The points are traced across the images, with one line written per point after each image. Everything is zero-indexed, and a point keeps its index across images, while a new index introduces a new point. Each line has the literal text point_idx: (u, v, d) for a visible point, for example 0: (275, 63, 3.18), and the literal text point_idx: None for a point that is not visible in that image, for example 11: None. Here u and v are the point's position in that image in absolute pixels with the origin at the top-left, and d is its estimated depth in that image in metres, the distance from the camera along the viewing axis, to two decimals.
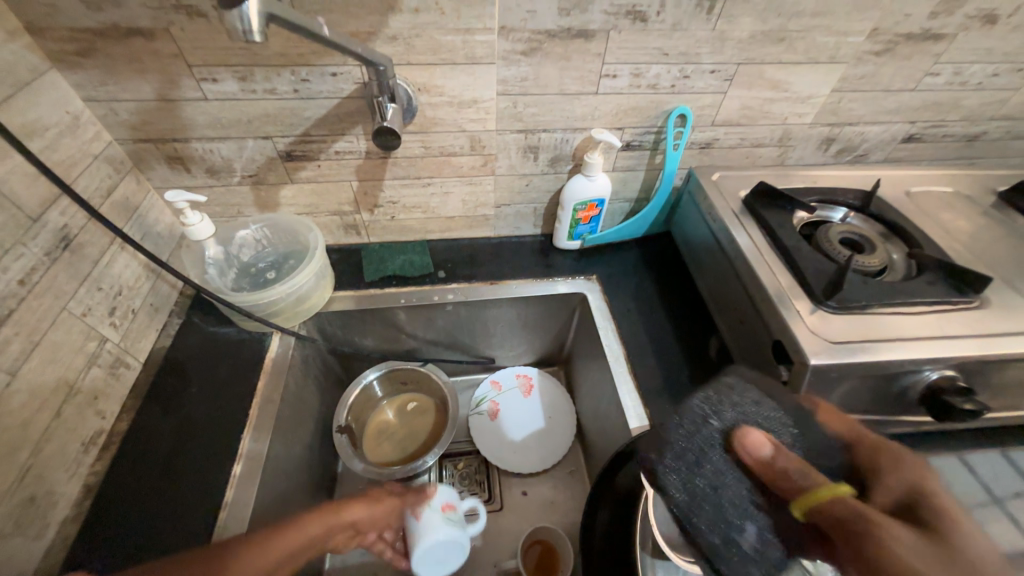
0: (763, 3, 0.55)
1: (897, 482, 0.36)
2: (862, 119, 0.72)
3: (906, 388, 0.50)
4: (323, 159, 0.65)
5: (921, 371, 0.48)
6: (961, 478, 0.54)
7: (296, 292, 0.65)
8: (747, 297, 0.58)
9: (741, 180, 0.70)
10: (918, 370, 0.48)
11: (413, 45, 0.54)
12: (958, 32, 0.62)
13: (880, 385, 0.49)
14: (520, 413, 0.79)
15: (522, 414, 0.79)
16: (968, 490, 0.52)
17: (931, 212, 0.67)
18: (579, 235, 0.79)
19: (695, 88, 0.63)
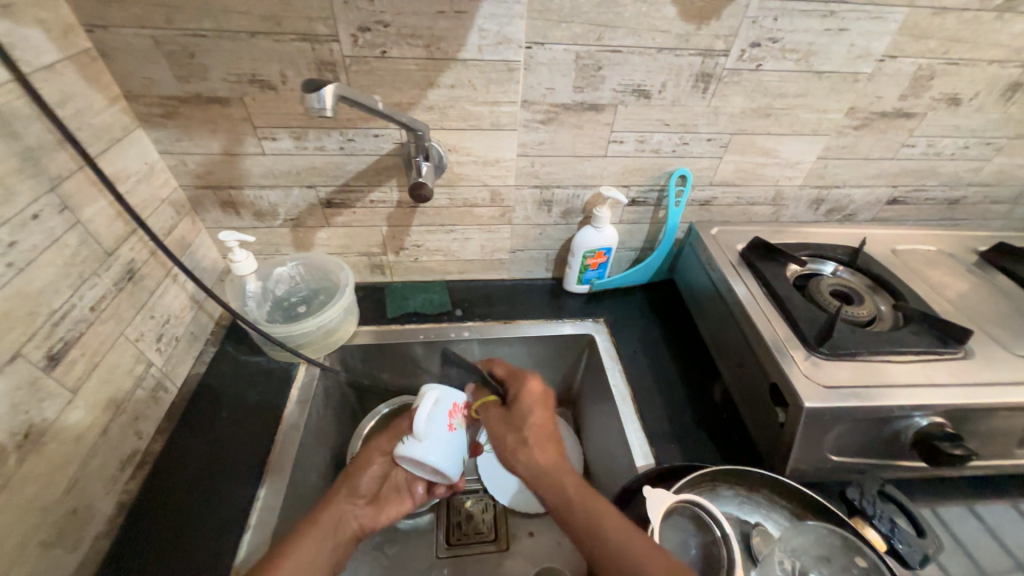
0: (752, 86, 0.63)
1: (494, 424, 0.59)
2: (848, 183, 0.79)
3: (899, 433, 0.53)
4: (358, 207, 0.72)
5: (911, 416, 0.51)
6: (958, 527, 0.55)
7: (325, 325, 0.70)
8: (746, 342, 0.62)
9: (738, 235, 0.76)
10: (908, 416, 0.51)
11: (447, 113, 0.62)
12: (927, 111, 0.70)
13: (874, 429, 0.52)
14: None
15: None
16: (966, 539, 0.54)
17: (916, 268, 0.72)
18: (587, 280, 0.84)
19: (694, 153, 0.71)
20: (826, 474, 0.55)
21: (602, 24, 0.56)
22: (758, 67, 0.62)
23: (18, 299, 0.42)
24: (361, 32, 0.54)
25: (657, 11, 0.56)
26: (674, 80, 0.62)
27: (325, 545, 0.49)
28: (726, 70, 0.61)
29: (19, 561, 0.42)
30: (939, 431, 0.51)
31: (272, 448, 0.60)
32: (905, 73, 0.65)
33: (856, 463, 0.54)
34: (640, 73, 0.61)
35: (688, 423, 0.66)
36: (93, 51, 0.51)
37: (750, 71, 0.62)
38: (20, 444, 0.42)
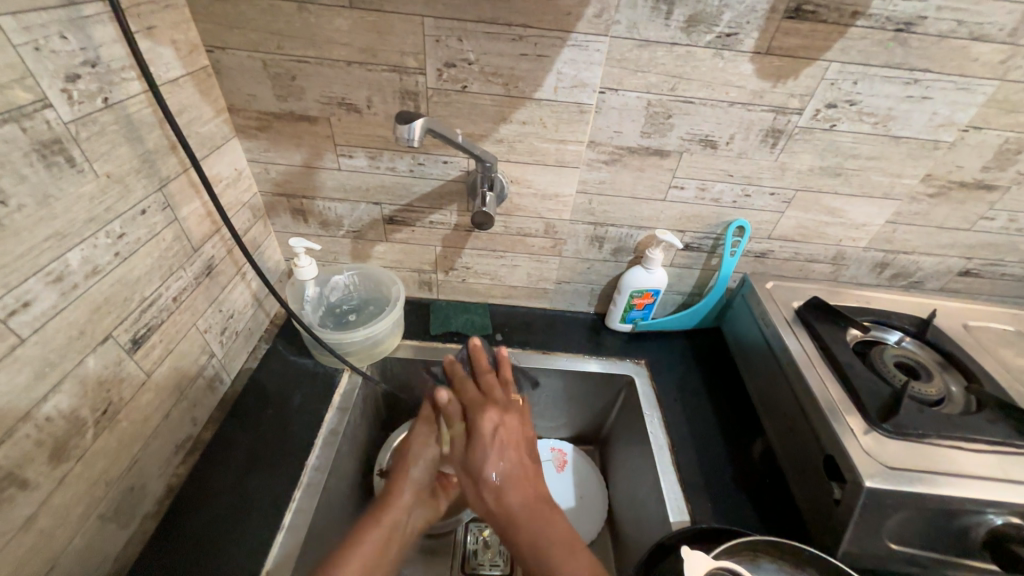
0: (823, 145, 0.63)
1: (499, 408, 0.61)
2: (917, 250, 0.75)
3: (967, 528, 0.49)
4: (418, 226, 0.75)
5: (984, 513, 0.47)
6: None
7: (373, 336, 0.72)
8: (799, 406, 0.59)
9: (794, 291, 0.74)
10: (981, 511, 0.47)
11: (515, 147, 0.65)
12: (1010, 185, 0.67)
13: (940, 520, 0.48)
14: (552, 487, 0.78)
15: (554, 489, 0.78)
16: None
17: (990, 347, 0.68)
18: (630, 319, 0.83)
19: (755, 206, 0.70)
20: (880, 562, 0.51)
21: (677, 76, 0.58)
22: (831, 128, 0.61)
23: (118, 286, 0.47)
24: (446, 67, 0.57)
25: (734, 67, 0.57)
26: (743, 133, 0.62)
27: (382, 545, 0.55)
28: (798, 128, 0.61)
29: (79, 531, 0.45)
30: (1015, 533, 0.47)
31: (310, 452, 0.62)
32: (989, 144, 0.62)
33: (917, 554, 0.50)
34: (710, 123, 0.62)
35: (727, 482, 0.63)
36: (208, 69, 0.57)
37: (823, 130, 0.61)
38: (100, 419, 0.45)
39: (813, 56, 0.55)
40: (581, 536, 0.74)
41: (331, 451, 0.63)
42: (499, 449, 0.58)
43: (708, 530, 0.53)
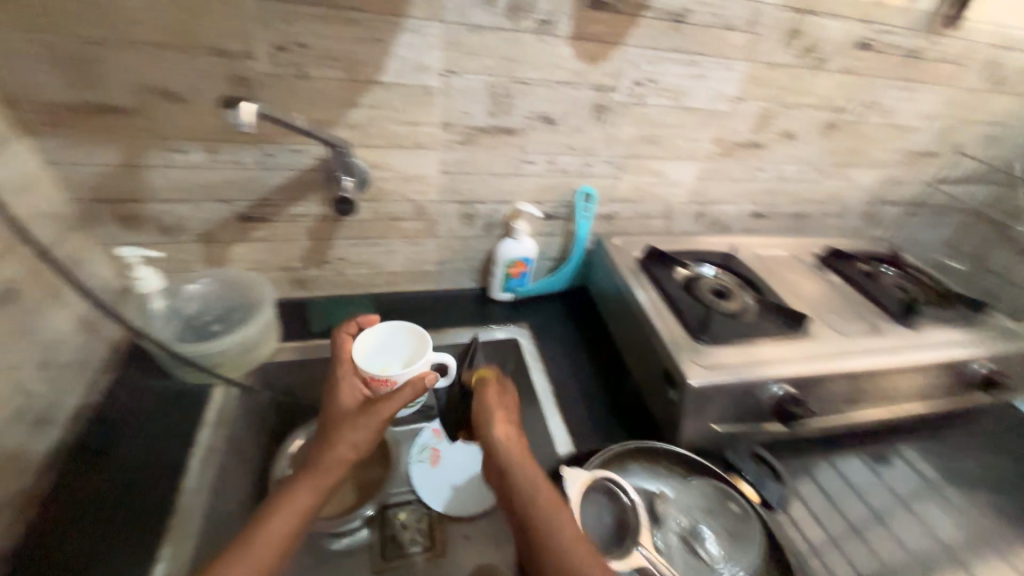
0: (638, 118, 0.75)
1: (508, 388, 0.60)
2: (721, 200, 0.94)
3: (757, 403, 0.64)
4: (278, 221, 0.71)
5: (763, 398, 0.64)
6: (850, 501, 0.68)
7: (245, 341, 0.68)
8: (644, 336, 0.72)
9: (636, 244, 0.87)
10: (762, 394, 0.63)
11: (369, 132, 0.65)
12: (771, 143, 0.87)
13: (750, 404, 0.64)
14: (462, 457, 0.82)
15: (463, 458, 0.82)
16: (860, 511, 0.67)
17: (772, 269, 0.89)
18: (510, 288, 0.90)
19: (596, 174, 0.81)
20: (710, 442, 0.65)
21: (509, 59, 0.64)
22: (641, 102, 0.73)
23: None
24: (278, 51, 0.56)
25: (556, 51, 0.65)
26: (575, 109, 0.71)
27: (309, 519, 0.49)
28: (617, 103, 0.72)
29: None
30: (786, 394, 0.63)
31: (181, 485, 0.57)
32: (752, 112, 0.80)
33: (734, 429, 0.65)
34: (545, 102, 0.69)
35: (602, 411, 0.74)
36: None
37: (636, 104, 0.73)
38: None
39: (616, 41, 0.66)
40: (493, 490, 0.80)
41: (209, 480, 0.59)
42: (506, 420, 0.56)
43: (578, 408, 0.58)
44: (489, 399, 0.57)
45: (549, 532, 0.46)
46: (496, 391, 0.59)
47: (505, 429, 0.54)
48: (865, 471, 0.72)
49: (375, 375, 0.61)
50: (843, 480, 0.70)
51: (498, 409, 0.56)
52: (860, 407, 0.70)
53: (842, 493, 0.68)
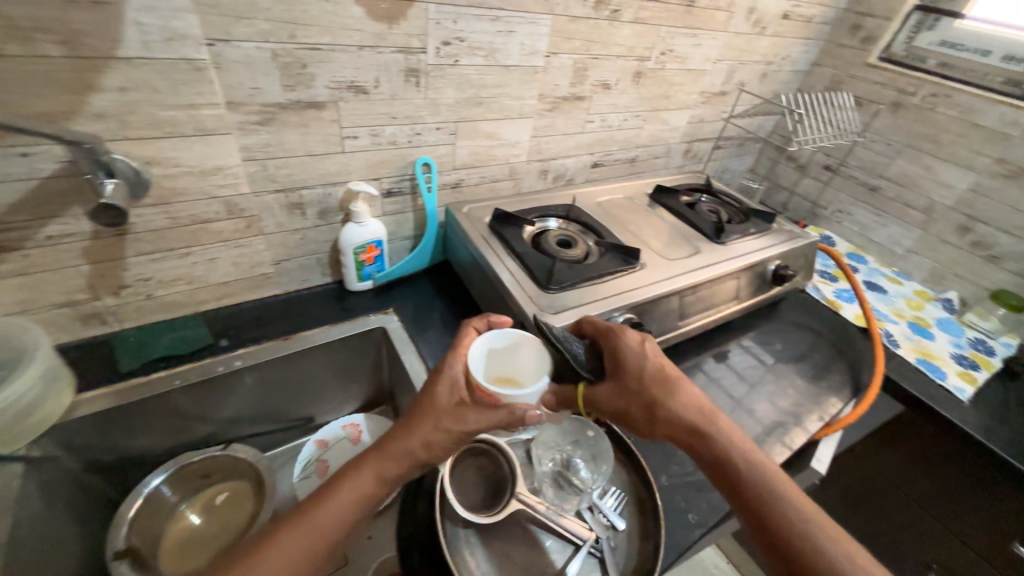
0: (457, 79, 0.73)
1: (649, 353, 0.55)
2: (560, 155, 0.99)
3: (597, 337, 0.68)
4: (30, 248, 0.56)
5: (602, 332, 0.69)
6: (708, 395, 0.80)
7: (15, 403, 0.54)
8: (500, 296, 0.73)
9: (486, 209, 0.88)
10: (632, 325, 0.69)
11: (128, 121, 0.54)
12: (591, 95, 0.92)
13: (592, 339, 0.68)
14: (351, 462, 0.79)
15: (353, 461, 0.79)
16: (715, 402, 0.78)
17: (612, 213, 0.97)
18: (368, 275, 0.85)
19: (429, 142, 0.78)
20: None
21: (291, 22, 0.57)
22: (455, 63, 0.71)
23: None
24: None
25: (345, 11, 0.59)
26: (385, 75, 0.67)
27: (323, 536, 0.45)
28: (430, 65, 0.69)
29: None
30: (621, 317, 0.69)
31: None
32: (567, 65, 0.84)
33: None
34: (349, 69, 0.64)
35: None
36: None
37: (450, 65, 0.71)
38: None
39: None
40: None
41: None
42: (676, 386, 0.52)
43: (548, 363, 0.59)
44: (605, 393, 0.51)
45: (740, 464, 0.47)
46: (654, 349, 0.55)
47: (694, 390, 0.53)
48: (715, 366, 0.85)
49: (478, 385, 0.48)
50: (702, 377, 0.83)
51: (612, 392, 0.51)
52: (693, 318, 0.81)
53: (702, 390, 0.80)
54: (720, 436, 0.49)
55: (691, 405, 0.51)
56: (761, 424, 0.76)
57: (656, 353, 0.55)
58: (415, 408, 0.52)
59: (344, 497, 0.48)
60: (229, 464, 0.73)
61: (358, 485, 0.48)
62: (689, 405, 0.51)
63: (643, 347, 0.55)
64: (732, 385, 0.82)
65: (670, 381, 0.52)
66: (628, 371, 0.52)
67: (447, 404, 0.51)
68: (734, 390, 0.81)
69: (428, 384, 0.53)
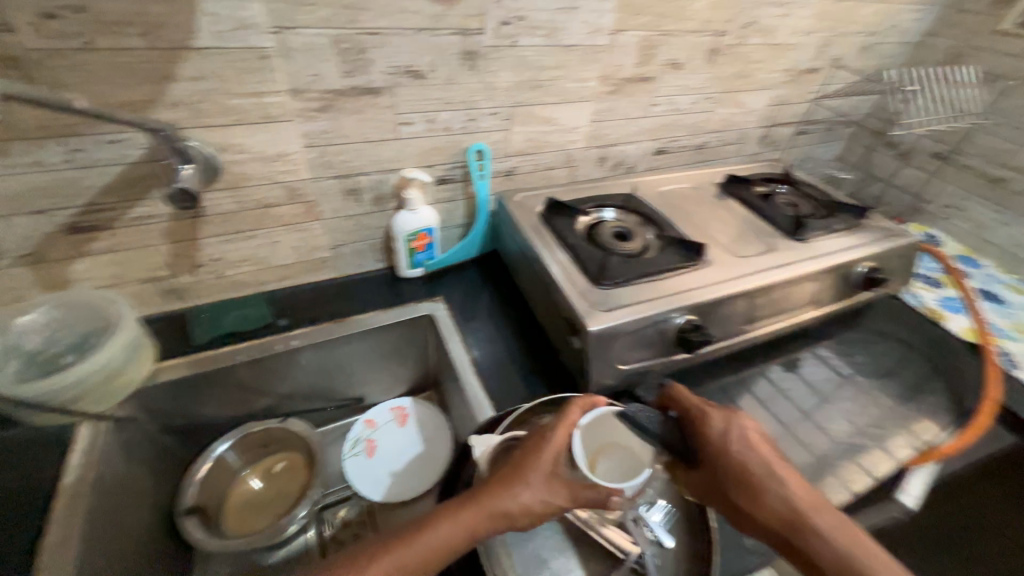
0: (514, 61, 0.70)
1: (729, 439, 0.51)
2: (620, 141, 0.93)
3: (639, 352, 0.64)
4: (120, 228, 0.62)
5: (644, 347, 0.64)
6: (773, 407, 0.72)
7: (104, 368, 0.59)
8: (548, 290, 0.71)
9: (538, 198, 0.84)
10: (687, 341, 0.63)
11: (199, 108, 0.56)
12: (659, 75, 0.85)
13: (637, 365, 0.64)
14: (398, 444, 0.82)
15: (399, 443, 0.82)
16: (780, 415, 0.71)
17: (675, 204, 0.90)
18: (420, 262, 0.85)
19: (483, 128, 0.76)
20: (624, 382, 0.65)
21: (349, 6, 0.56)
22: (513, 44, 0.68)
23: None
24: (43, 19, 0.45)
25: None
26: (441, 59, 0.65)
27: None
28: (487, 48, 0.67)
29: None
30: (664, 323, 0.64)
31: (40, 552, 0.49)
32: (633, 43, 0.78)
33: (645, 366, 0.65)
34: (405, 53, 0.63)
35: (520, 372, 0.73)
36: None
37: (508, 47, 0.68)
38: None
39: None
40: (433, 467, 0.80)
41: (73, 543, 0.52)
42: (760, 481, 0.48)
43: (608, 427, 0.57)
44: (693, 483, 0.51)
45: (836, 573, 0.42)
46: (739, 436, 0.51)
47: (785, 483, 0.47)
48: (789, 376, 0.77)
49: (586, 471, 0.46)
50: (771, 387, 0.75)
51: (699, 483, 0.51)
52: (761, 323, 0.73)
53: (764, 401, 0.72)
54: (821, 547, 0.43)
55: (777, 504, 0.46)
56: (833, 445, 0.67)
57: (737, 439, 0.50)
58: (517, 468, 0.48)
59: (429, 549, 0.44)
60: (284, 436, 0.78)
61: (443, 537, 0.45)
62: (773, 503, 0.46)
63: (720, 431, 0.51)
64: (801, 399, 0.74)
65: (749, 474, 0.48)
66: (706, 462, 0.51)
67: (550, 480, 0.47)
68: (803, 403, 0.73)
69: (533, 446, 0.49)
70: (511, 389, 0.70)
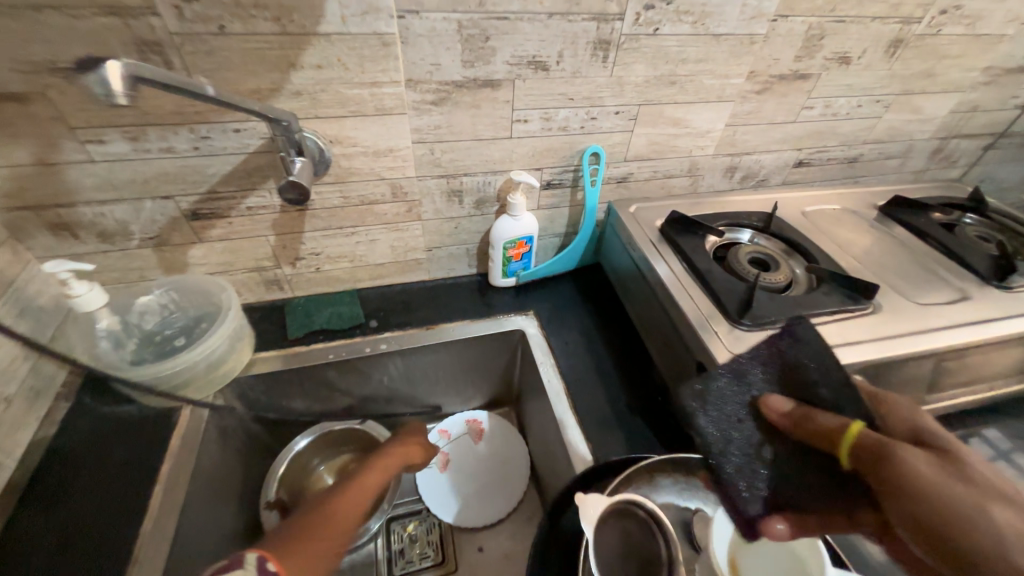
0: (652, 52, 0.60)
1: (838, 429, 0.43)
2: (757, 149, 0.79)
3: (759, 378, 0.49)
4: (234, 217, 0.62)
5: (765, 375, 0.49)
6: None
7: (211, 356, 0.60)
8: (669, 320, 0.60)
9: (656, 211, 0.74)
10: (812, 368, 0.48)
11: (319, 98, 0.54)
12: (821, 71, 0.70)
13: (746, 373, 0.49)
14: (472, 464, 0.79)
15: (474, 463, 0.79)
16: None
17: (824, 228, 0.74)
18: (512, 272, 0.79)
19: (604, 129, 0.67)
20: None
21: None
22: (655, 32, 0.58)
23: None
24: (185, 2, 0.44)
25: None
26: (571, 48, 0.57)
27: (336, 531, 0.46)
28: (624, 36, 0.58)
29: None
30: (784, 342, 0.50)
31: (136, 537, 0.49)
32: (797, 32, 0.64)
33: None
34: (533, 42, 0.56)
35: (624, 411, 0.63)
36: None
37: (648, 35, 0.58)
38: None
39: None
40: (506, 493, 0.76)
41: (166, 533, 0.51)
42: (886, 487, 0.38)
43: (721, 494, 0.47)
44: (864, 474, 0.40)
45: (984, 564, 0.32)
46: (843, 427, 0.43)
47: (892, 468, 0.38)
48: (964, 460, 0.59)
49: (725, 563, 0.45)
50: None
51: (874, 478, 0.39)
52: (945, 393, 0.57)
53: None
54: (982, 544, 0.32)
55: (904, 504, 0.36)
56: None
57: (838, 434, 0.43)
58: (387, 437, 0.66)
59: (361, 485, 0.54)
60: (365, 439, 0.76)
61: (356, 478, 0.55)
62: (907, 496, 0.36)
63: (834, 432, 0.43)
64: None
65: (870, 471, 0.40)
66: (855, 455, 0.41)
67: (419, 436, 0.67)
68: None
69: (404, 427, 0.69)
70: (612, 429, 0.61)
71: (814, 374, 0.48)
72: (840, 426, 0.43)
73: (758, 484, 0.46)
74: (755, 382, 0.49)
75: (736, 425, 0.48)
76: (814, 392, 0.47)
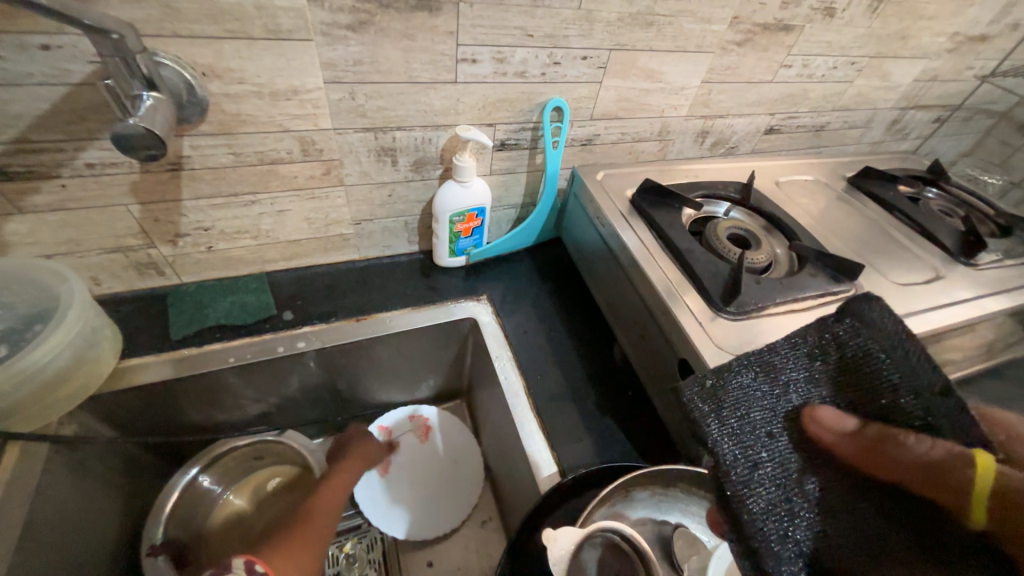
0: None
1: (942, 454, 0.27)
2: (730, 112, 0.71)
3: (797, 377, 0.36)
4: (68, 178, 0.44)
5: (808, 374, 0.36)
6: None
7: (51, 368, 0.44)
8: (644, 307, 0.52)
9: (624, 179, 0.65)
10: (885, 363, 0.33)
11: (174, 7, 0.37)
12: (805, 24, 0.63)
13: (778, 370, 0.37)
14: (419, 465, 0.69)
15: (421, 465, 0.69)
16: None
17: (797, 200, 0.69)
18: (461, 250, 0.67)
19: (568, 78, 0.56)
20: None
21: None
22: None
23: None
24: None
25: None
26: None
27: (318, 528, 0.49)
28: None
29: None
30: (841, 328, 0.36)
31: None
32: None
33: None
34: None
35: (593, 409, 0.56)
36: None
37: None
38: None
39: None
40: (462, 494, 0.68)
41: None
42: None
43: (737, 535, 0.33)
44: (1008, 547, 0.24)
45: None
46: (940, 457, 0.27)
47: None
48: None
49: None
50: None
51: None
52: None
53: None
54: None
55: None
56: None
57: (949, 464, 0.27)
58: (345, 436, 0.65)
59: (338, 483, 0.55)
60: (286, 451, 0.63)
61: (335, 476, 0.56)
62: None
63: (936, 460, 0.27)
64: None
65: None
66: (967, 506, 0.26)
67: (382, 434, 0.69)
68: None
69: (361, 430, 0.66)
70: (578, 432, 0.54)
71: (893, 374, 0.32)
72: (946, 457, 0.27)
73: (797, 535, 0.31)
74: (792, 383, 0.36)
75: (767, 443, 0.35)
76: (884, 400, 0.32)
